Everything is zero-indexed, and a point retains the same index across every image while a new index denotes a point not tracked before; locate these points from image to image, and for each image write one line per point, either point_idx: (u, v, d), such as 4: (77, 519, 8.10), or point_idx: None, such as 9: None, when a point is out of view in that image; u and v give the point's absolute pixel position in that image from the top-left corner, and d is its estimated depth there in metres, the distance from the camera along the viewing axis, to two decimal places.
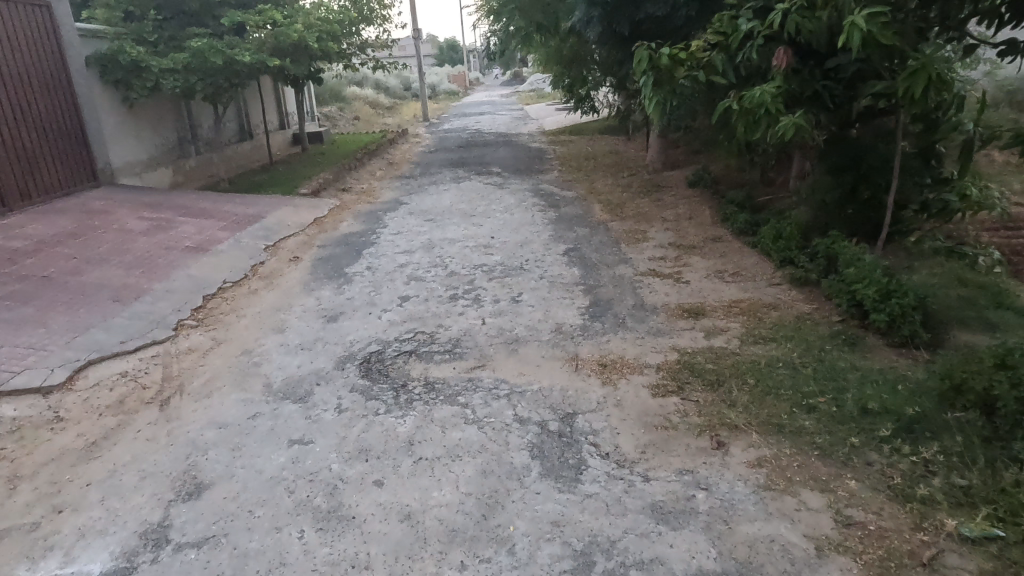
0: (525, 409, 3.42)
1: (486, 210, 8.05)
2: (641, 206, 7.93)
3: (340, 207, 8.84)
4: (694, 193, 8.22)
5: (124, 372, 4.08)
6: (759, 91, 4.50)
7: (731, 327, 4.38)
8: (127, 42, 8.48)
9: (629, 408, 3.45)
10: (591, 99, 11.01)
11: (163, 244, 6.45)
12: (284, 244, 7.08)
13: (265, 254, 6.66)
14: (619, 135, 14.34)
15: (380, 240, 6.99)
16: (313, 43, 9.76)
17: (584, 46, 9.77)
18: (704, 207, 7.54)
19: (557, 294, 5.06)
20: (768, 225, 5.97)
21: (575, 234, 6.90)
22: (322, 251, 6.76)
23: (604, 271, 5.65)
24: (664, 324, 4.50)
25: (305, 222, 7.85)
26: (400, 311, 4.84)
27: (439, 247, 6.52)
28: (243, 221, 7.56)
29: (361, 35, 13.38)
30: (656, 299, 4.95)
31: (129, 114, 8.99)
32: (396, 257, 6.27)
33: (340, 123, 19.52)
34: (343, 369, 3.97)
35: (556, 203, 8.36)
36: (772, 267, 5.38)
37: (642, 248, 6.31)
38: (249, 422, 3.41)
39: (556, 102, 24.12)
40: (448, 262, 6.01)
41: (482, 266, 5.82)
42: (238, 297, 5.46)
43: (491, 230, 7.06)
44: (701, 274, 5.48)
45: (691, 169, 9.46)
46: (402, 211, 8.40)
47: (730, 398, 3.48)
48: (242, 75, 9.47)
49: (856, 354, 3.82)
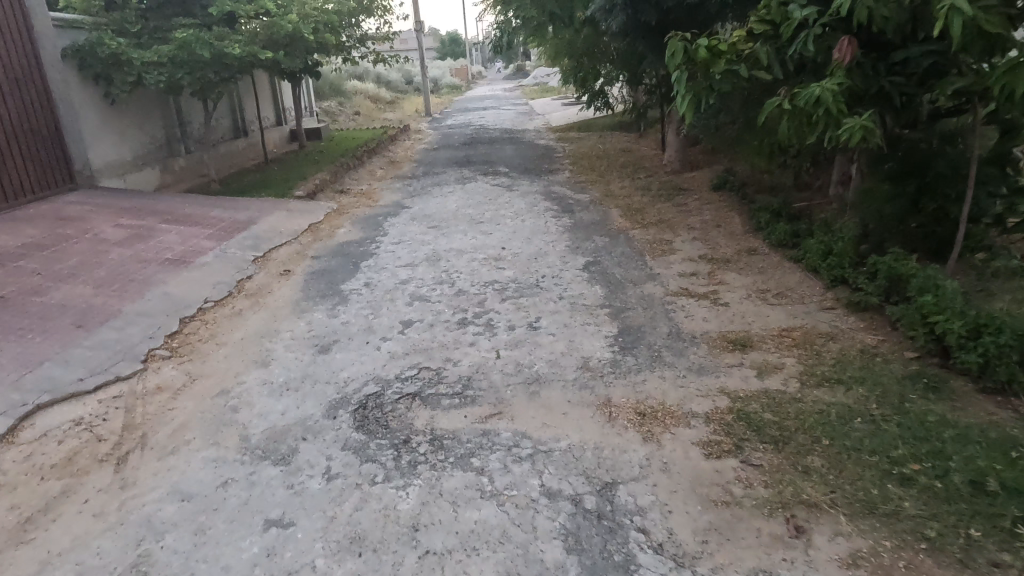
0: (554, 477, 2.82)
1: (494, 216, 7.42)
2: (663, 212, 7.30)
3: (337, 211, 8.22)
4: (720, 198, 7.59)
5: (78, 420, 3.47)
6: (818, 87, 3.89)
7: (787, 365, 3.77)
8: (107, 33, 7.86)
9: (679, 475, 2.84)
10: (605, 95, 10.38)
11: (140, 256, 5.84)
12: (275, 254, 6.47)
13: (253, 266, 6.05)
14: (630, 133, 13.71)
15: (380, 251, 6.38)
16: (310, 35, 9.14)
17: (598, 37, 9.13)
18: (733, 214, 6.92)
19: (580, 319, 4.45)
20: (813, 238, 5.35)
21: (594, 243, 6.29)
22: (316, 264, 6.15)
23: (630, 290, 5.04)
24: (707, 359, 3.88)
25: (298, 229, 7.25)
26: (401, 341, 4.23)
27: (444, 260, 5.91)
28: (231, 228, 6.96)
29: (361, 27, 12.73)
30: (694, 327, 4.33)
31: (111, 110, 8.38)
32: (397, 272, 5.66)
33: (340, 119, 18.87)
34: (335, 419, 3.36)
35: (570, 208, 7.74)
36: (821, 288, 4.77)
37: (669, 262, 5.69)
38: (219, 493, 2.80)
39: (562, 98, 23.43)
40: (455, 278, 5.40)
41: (493, 284, 5.21)
42: (219, 320, 4.85)
43: (501, 240, 6.45)
44: (740, 294, 4.88)
45: (714, 171, 8.82)
46: (403, 216, 7.79)
47: (802, 463, 2.87)
48: (233, 69, 8.87)
49: (944, 403, 3.22)
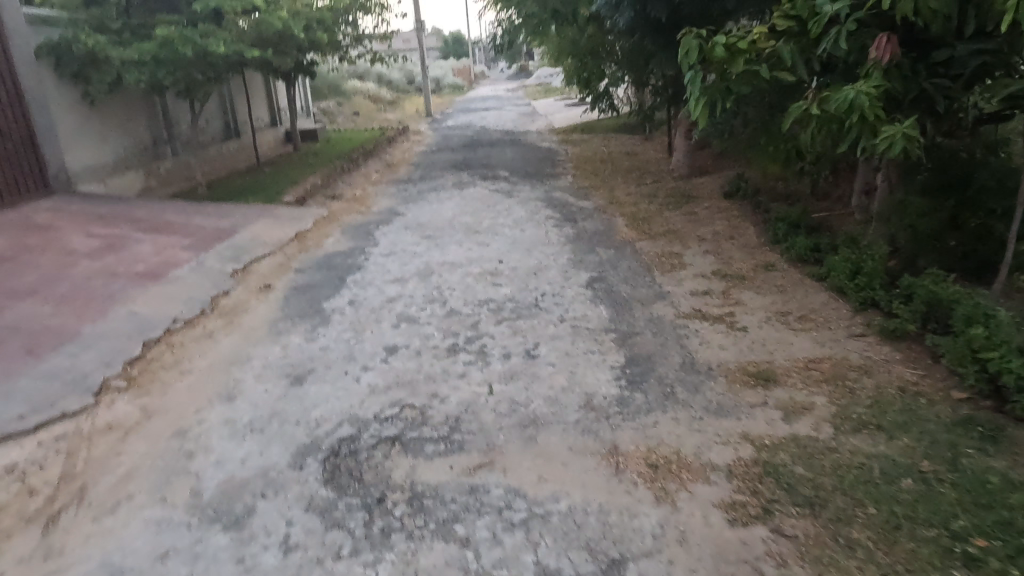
0: (550, 553, 2.40)
1: (492, 226, 6.98)
2: (672, 222, 6.85)
3: (326, 218, 7.81)
4: (733, 207, 7.14)
5: (10, 467, 3.05)
6: (851, 90, 3.46)
7: (818, 405, 3.32)
8: (84, 30, 7.45)
9: (698, 550, 2.41)
10: (610, 97, 9.92)
11: (109, 269, 5.42)
12: (256, 267, 6.04)
13: (231, 280, 5.63)
14: (635, 135, 13.26)
15: (368, 263, 5.96)
16: (300, 33, 8.70)
17: (604, 36, 8.68)
18: (747, 224, 6.47)
19: (583, 347, 4.01)
20: (837, 254, 4.91)
21: (598, 257, 5.86)
22: (298, 278, 5.72)
23: (638, 311, 4.61)
24: (726, 397, 3.44)
25: (283, 239, 6.84)
26: (384, 372, 3.80)
27: (436, 275, 5.48)
28: (211, 238, 6.54)
29: (358, 25, 12.30)
30: (710, 357, 3.89)
31: (90, 111, 7.99)
32: (385, 288, 5.23)
33: (337, 119, 18.45)
34: (301, 469, 2.93)
35: (573, 217, 7.30)
36: (849, 312, 4.33)
37: (680, 279, 5.25)
38: (156, 569, 2.39)
39: (565, 99, 22.94)
40: (447, 296, 4.97)
41: (488, 303, 4.78)
42: (187, 343, 4.42)
43: (498, 252, 6.02)
44: (760, 318, 4.43)
45: (725, 177, 8.37)
46: (396, 224, 7.37)
47: (844, 535, 2.44)
48: (219, 68, 8.43)
49: (1004, 457, 2.78)
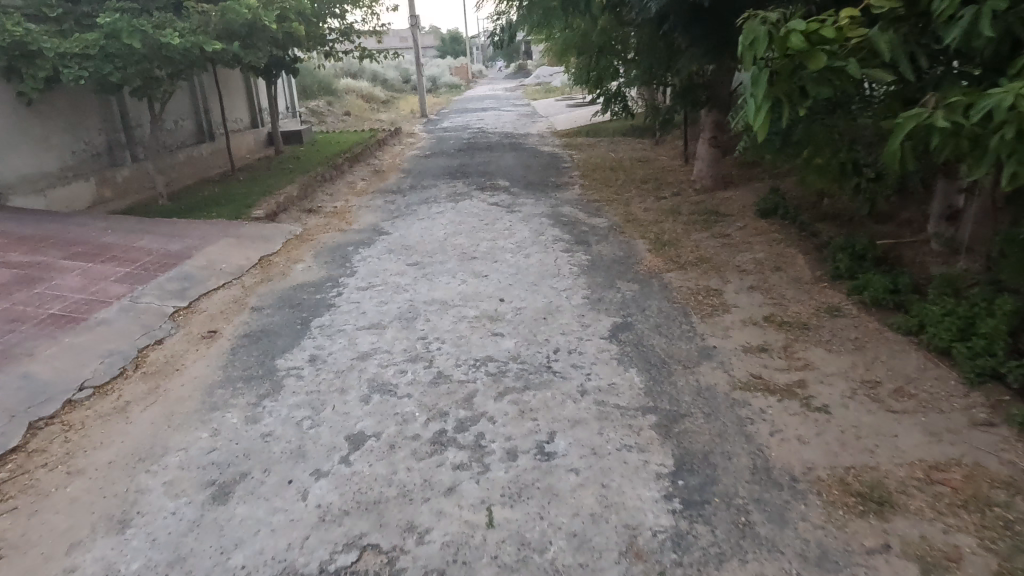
0: None
1: (491, 250, 5.93)
2: (704, 248, 5.81)
3: (300, 238, 6.76)
4: (773, 230, 6.10)
5: None
6: (1004, 93, 2.45)
7: (968, 554, 2.28)
8: (15, 18, 6.42)
9: None
10: (622, 99, 8.87)
11: (13, 312, 4.37)
12: (204, 303, 4.97)
13: (169, 324, 4.56)
14: (645, 140, 12.23)
15: (340, 300, 4.91)
16: (273, 25, 7.64)
17: (619, 28, 7.63)
18: (795, 253, 5.43)
19: (615, 441, 2.97)
20: (931, 303, 3.88)
21: (620, 294, 4.83)
22: (253, 320, 4.67)
23: (680, 378, 3.57)
24: (829, 536, 2.39)
25: (244, 266, 5.78)
26: (342, 483, 2.74)
27: (422, 318, 4.44)
28: (156, 265, 5.49)
29: (345, 18, 11.27)
30: (791, 459, 2.85)
31: (25, 113, 6.99)
32: (357, 338, 4.19)
33: (327, 120, 17.39)
34: None
35: (585, 239, 6.25)
36: (963, 387, 3.29)
37: (726, 328, 4.20)
38: None
39: (568, 99, 21.88)
40: (433, 352, 3.92)
41: (486, 364, 3.74)
42: (89, 423, 3.34)
43: (498, 286, 4.99)
44: (842, 392, 3.38)
45: (757, 192, 7.32)
46: (380, 246, 6.33)
47: None
48: (178, 63, 7.39)
49: None
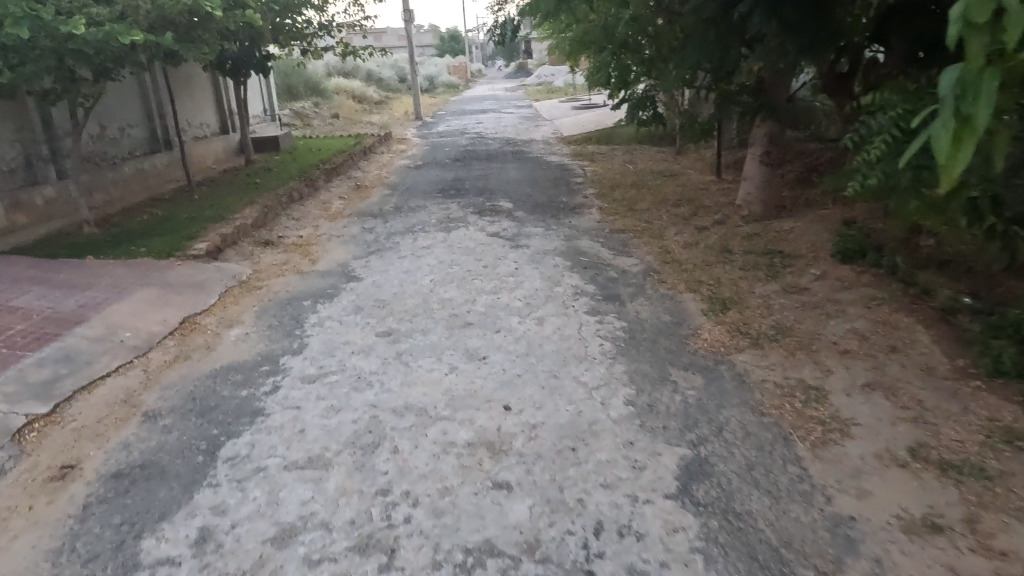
0: None
1: (491, 312, 4.43)
2: (778, 310, 4.30)
3: (246, 284, 5.25)
4: (866, 282, 4.58)
5: None
6: None
7: None
8: None
9: None
10: (651, 103, 7.41)
11: None
12: (79, 403, 3.46)
13: (8, 450, 3.04)
14: (667, 149, 10.71)
15: (273, 402, 3.40)
16: (220, 13, 6.10)
17: (653, 16, 6.05)
18: (912, 323, 3.91)
19: None
20: None
21: (677, 396, 3.32)
22: (140, 437, 3.15)
23: None
24: None
25: (157, 334, 4.26)
26: None
27: (389, 446, 2.93)
28: (29, 339, 3.97)
29: (324, 9, 9.74)
30: None
31: None
32: (281, 489, 2.67)
33: (312, 122, 15.87)
34: None
35: (615, 293, 4.73)
36: None
37: (861, 476, 2.68)
38: None
39: (572, 101, 20.32)
40: (398, 530, 2.40)
41: (485, 565, 2.23)
42: None
43: (501, 381, 3.48)
44: None
45: (827, 225, 5.79)
46: (346, 301, 4.81)
47: None
48: (99, 59, 5.88)
49: None
